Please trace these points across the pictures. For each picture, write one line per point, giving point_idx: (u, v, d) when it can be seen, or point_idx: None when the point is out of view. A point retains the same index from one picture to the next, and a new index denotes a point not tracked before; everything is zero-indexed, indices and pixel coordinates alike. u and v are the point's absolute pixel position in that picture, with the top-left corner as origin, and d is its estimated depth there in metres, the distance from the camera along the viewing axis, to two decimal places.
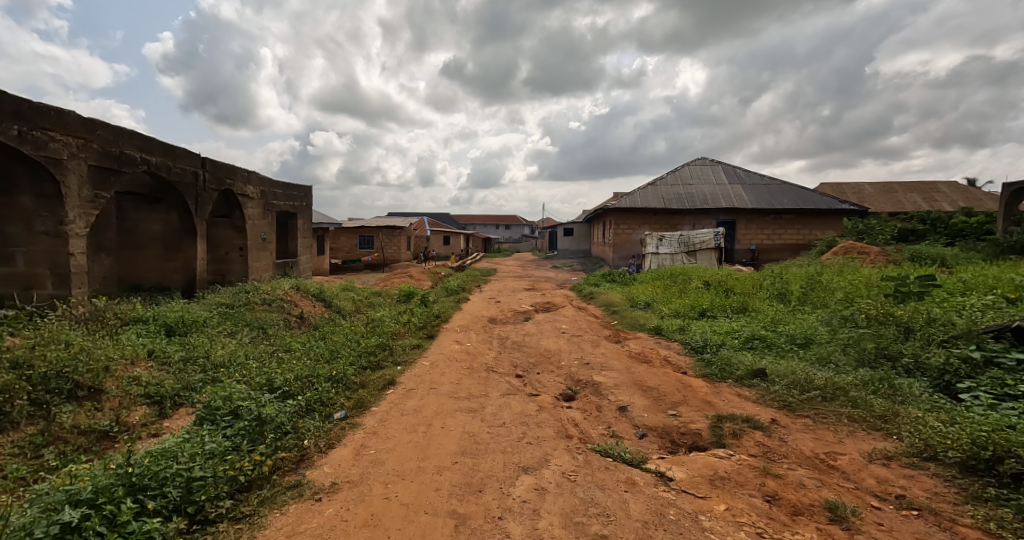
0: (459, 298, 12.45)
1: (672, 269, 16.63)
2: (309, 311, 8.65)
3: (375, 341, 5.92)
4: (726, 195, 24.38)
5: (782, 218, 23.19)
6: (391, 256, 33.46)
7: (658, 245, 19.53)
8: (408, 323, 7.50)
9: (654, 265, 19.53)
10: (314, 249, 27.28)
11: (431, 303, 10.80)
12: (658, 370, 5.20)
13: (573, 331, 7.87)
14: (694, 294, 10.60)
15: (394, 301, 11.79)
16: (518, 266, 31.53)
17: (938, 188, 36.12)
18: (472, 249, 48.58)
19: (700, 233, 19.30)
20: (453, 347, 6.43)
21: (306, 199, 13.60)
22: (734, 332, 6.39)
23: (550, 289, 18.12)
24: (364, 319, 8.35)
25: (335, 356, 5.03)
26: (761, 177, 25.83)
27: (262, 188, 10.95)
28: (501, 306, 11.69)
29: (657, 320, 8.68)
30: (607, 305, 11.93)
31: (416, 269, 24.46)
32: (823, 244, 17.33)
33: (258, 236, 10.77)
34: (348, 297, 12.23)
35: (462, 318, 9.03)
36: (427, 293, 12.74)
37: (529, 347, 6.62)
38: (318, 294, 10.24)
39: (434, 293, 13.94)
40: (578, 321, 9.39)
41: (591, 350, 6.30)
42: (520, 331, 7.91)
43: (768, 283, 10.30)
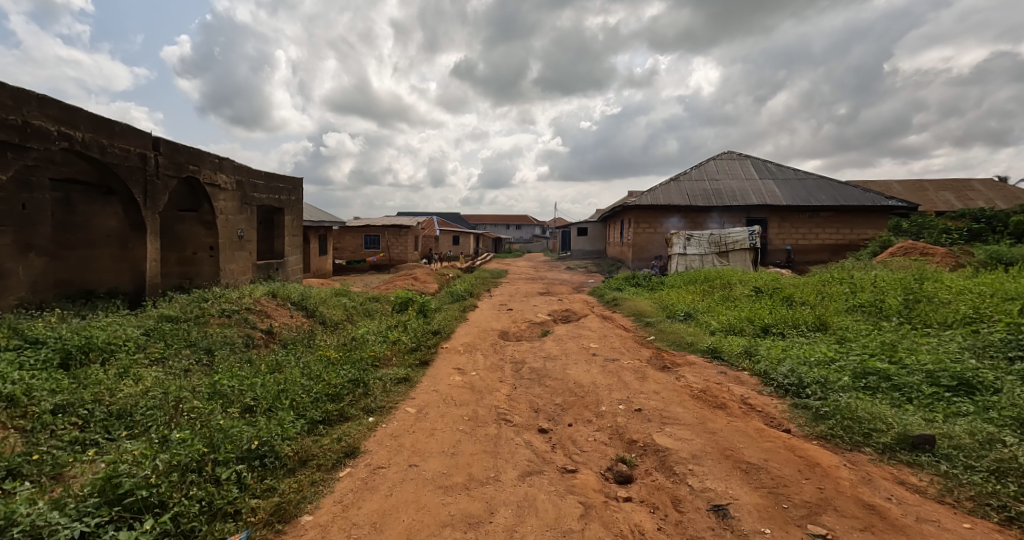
0: (466, 305, 10.91)
1: (703, 272, 14.90)
2: (285, 325, 7.24)
3: (345, 372, 4.42)
4: (757, 191, 22.51)
5: (819, 216, 21.30)
6: (397, 256, 32.18)
7: (686, 246, 17.82)
8: (397, 343, 5.98)
9: (681, 268, 17.81)
10: (316, 249, 25.97)
11: (433, 313, 9.29)
12: (741, 424, 3.60)
13: (606, 352, 6.29)
14: (745, 303, 8.89)
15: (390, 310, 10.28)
16: (531, 268, 30.00)
17: (981, 185, 33.63)
18: (483, 250, 47.17)
19: (733, 232, 17.59)
20: (451, 379, 4.88)
21: (293, 192, 12.19)
22: (831, 363, 4.72)
23: (567, 294, 16.53)
24: (345, 335, 6.88)
25: (275, 402, 3.53)
26: (795, 171, 23.87)
27: (237, 177, 9.51)
28: (515, 315, 10.12)
29: (707, 337, 7.03)
30: (637, 315, 10.27)
31: (423, 271, 23.04)
32: (874, 244, 15.46)
33: (231, 234, 9.35)
34: (339, 304, 10.81)
35: (468, 334, 7.46)
36: (429, 300, 11.23)
37: (552, 378, 5.05)
38: (299, 302, 8.77)
39: (439, 299, 12.46)
40: (609, 337, 7.75)
41: (636, 385, 4.68)
42: (540, 352, 6.33)
43: (837, 291, 8.55)
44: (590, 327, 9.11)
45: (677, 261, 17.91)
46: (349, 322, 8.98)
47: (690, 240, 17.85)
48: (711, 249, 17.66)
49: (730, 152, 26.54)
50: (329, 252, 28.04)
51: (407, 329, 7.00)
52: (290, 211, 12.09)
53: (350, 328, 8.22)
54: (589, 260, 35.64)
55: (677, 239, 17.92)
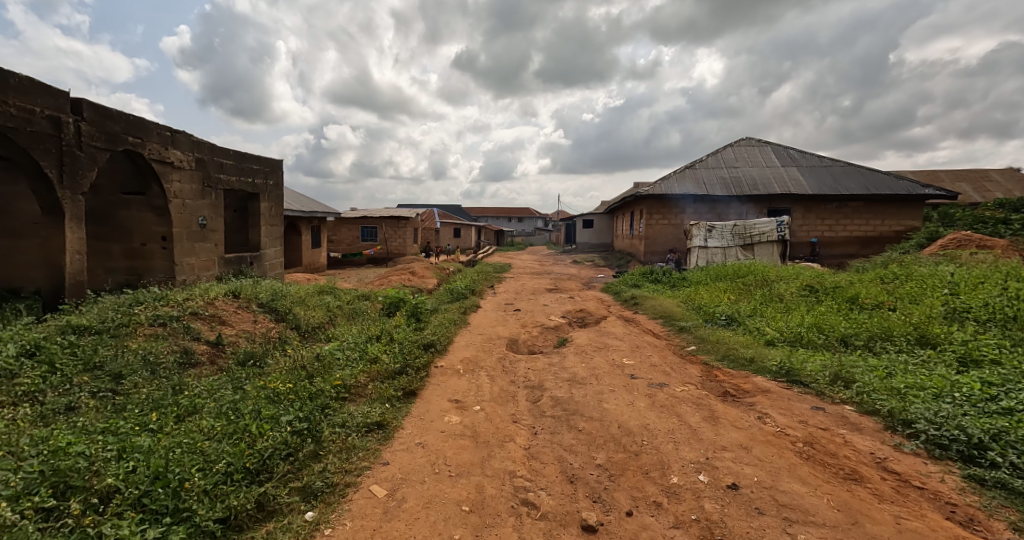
0: (467, 306, 9.52)
1: (732, 266, 13.46)
2: (245, 335, 5.92)
3: (287, 415, 3.10)
4: (779, 180, 21.03)
5: (847, 206, 19.88)
6: (395, 248, 30.91)
7: (707, 238, 16.35)
8: (375, 362, 4.62)
9: (702, 262, 16.36)
10: (308, 242, 24.62)
11: (428, 317, 7.93)
12: (916, 526, 2.21)
13: (646, 373, 4.88)
14: (800, 306, 7.45)
15: (379, 312, 8.89)
16: (535, 262, 28.63)
17: (1004, 174, 32.08)
18: (485, 243, 45.80)
19: (758, 223, 16.23)
20: (444, 421, 3.49)
21: (269, 176, 10.76)
22: (991, 401, 3.29)
23: (578, 291, 15.16)
24: (315, 348, 5.56)
25: (152, 485, 2.21)
26: (819, 158, 22.35)
27: (197, 155, 8.08)
28: (524, 318, 8.74)
29: (767, 351, 5.64)
30: (665, 318, 8.87)
31: (421, 264, 21.67)
32: (921, 236, 14.02)
33: (190, 222, 7.94)
34: (322, 305, 9.44)
35: (470, 346, 6.07)
36: (425, 299, 9.86)
37: (584, 420, 3.65)
38: (268, 303, 7.38)
39: (436, 298, 11.05)
40: (641, 348, 6.35)
41: (706, 432, 3.28)
42: (560, 372, 4.93)
43: (913, 291, 7.13)
44: (614, 332, 7.69)
45: (697, 255, 16.45)
46: (330, 328, 7.63)
47: (711, 232, 16.39)
48: (734, 241, 16.24)
49: (747, 138, 25.00)
50: (323, 245, 26.71)
51: (392, 340, 5.64)
52: (265, 197, 10.67)
53: (325, 336, 6.84)
54: (596, 254, 34.25)
55: (697, 230, 16.45)
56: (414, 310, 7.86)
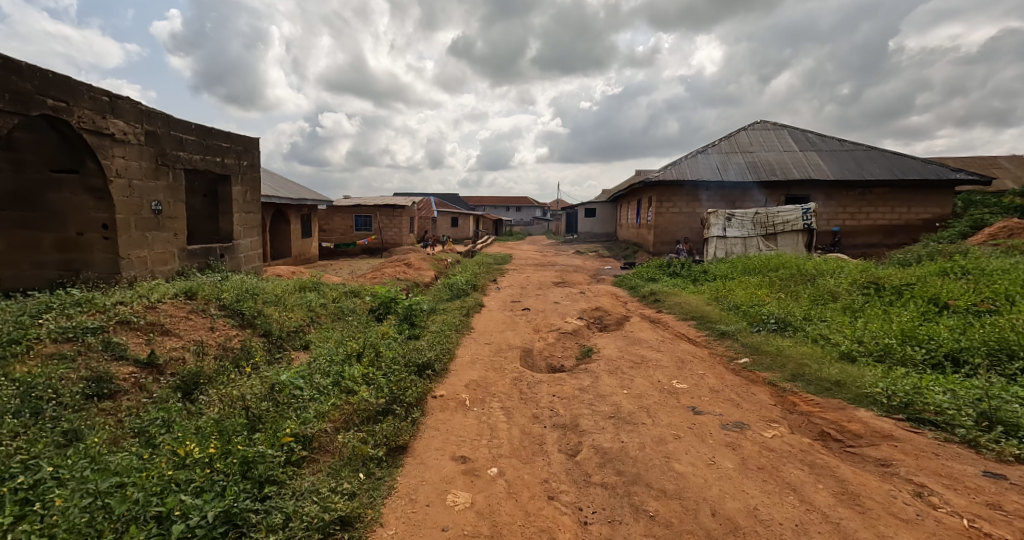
0: (470, 305, 8.37)
1: (760, 259, 12.38)
2: (195, 347, 4.74)
3: (188, 523, 1.98)
4: (799, 166, 19.98)
5: (871, 193, 18.92)
6: (391, 238, 29.76)
7: (726, 227, 15.19)
8: (351, 395, 3.46)
9: (721, 253, 15.27)
10: (298, 231, 23.35)
11: (426, 320, 6.77)
12: None
13: (712, 406, 3.71)
14: (864, 308, 6.33)
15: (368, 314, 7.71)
16: (537, 253, 27.48)
17: (1015, 160, 31.16)
18: (484, 233, 44.59)
19: (783, 211, 15.03)
20: (447, 511, 2.34)
21: (242, 156, 9.45)
22: None
23: (587, 285, 14.07)
24: (281, 369, 4.40)
25: None
26: (839, 143, 21.17)
27: (147, 127, 6.78)
28: (537, 320, 7.57)
29: (850, 368, 4.52)
30: (698, 320, 7.71)
31: (418, 255, 20.47)
32: (965, 224, 13.02)
33: (140, 207, 6.66)
34: (303, 305, 8.25)
35: (478, 363, 4.88)
36: (422, 298, 8.72)
37: (654, 497, 2.46)
38: (232, 304, 6.15)
39: (435, 296, 9.86)
40: (687, 362, 5.18)
41: (860, 536, 2.08)
42: (598, 406, 3.77)
43: (1003, 287, 6.02)
44: (645, 338, 6.55)
45: (715, 245, 15.29)
46: (308, 334, 6.53)
47: (731, 220, 15.23)
48: (756, 230, 15.11)
49: (761, 122, 23.74)
50: (315, 235, 25.42)
51: (379, 355, 4.49)
52: (238, 180, 9.38)
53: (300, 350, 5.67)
54: (599, 244, 33.11)
55: (715, 218, 15.22)
56: (407, 313, 6.68)
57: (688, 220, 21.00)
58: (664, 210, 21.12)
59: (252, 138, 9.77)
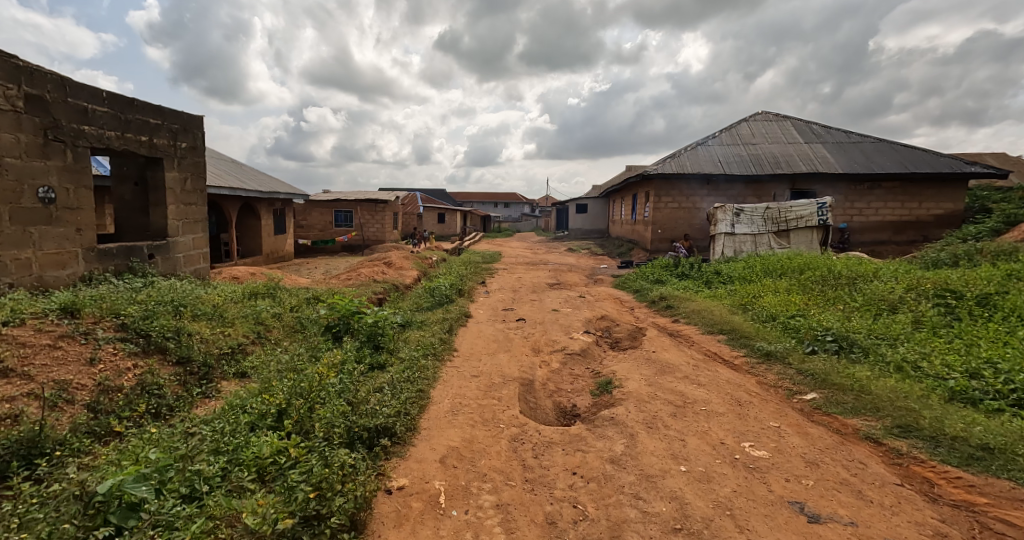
0: (455, 317, 7.02)
1: (779, 260, 11.22)
2: (46, 395, 3.36)
3: None
4: (804, 159, 18.99)
5: (880, 188, 17.97)
6: (372, 235, 28.20)
7: (735, 223, 14.27)
8: (233, 514, 2.12)
9: (729, 251, 14.31)
10: (270, 228, 21.68)
11: (397, 340, 5.35)
12: None
13: (831, 506, 2.36)
14: (946, 325, 5.09)
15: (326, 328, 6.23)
16: (528, 250, 26.16)
17: (1003, 157, 30.70)
18: (472, 229, 43.13)
19: (797, 205, 13.98)
20: None
21: (178, 136, 7.87)
22: None
23: (584, 288, 12.82)
24: (165, 429, 3.02)
25: None
26: (845, 135, 20.19)
27: (26, 90, 5.22)
28: (537, 337, 6.22)
29: (983, 418, 3.24)
30: (728, 336, 6.43)
31: (400, 254, 19.01)
32: (994, 223, 12.04)
33: (19, 193, 5.13)
34: (249, 320, 6.76)
35: (461, 415, 3.48)
36: (397, 310, 7.33)
37: None
38: (137, 321, 4.66)
39: (412, 306, 8.41)
40: (744, 403, 3.85)
41: None
42: (650, 507, 2.39)
43: None
44: (671, 360, 5.26)
45: (723, 243, 14.37)
46: (244, 360, 5.19)
47: (740, 216, 14.30)
48: (767, 226, 14.15)
49: (763, 114, 22.69)
50: (291, 231, 23.79)
51: (312, 407, 3.13)
52: (174, 165, 7.80)
53: (221, 396, 4.25)
54: (591, 241, 31.92)
55: (722, 213, 14.34)
56: (371, 331, 5.23)
57: (687, 216, 19.91)
58: (662, 206, 19.99)
59: (193, 116, 8.18)
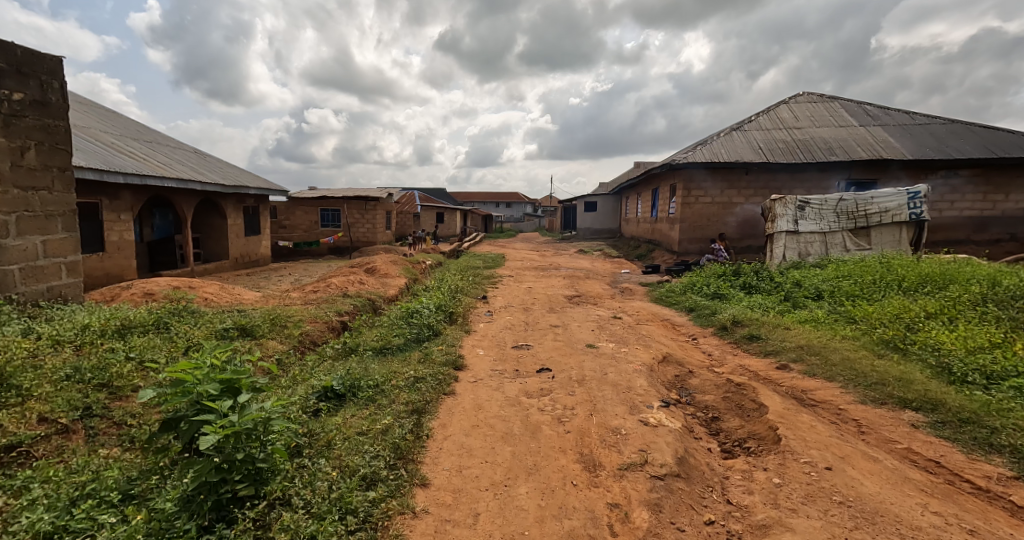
0: (438, 375, 4.26)
1: (886, 266, 8.37)
2: None
3: None
4: (863, 145, 16.16)
5: (958, 175, 15.09)
6: (362, 236, 25.51)
7: (799, 218, 11.48)
8: None
9: (791, 253, 11.54)
10: (241, 230, 18.95)
11: (294, 474, 2.45)
12: None
13: None
14: None
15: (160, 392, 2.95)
16: (534, 253, 23.36)
17: None
18: (474, 230, 40.35)
19: (881, 195, 11.16)
20: None
21: (1, 81, 5.04)
22: None
23: (613, 304, 10.03)
24: None
25: None
26: (908, 117, 17.32)
27: None
28: (582, 428, 3.37)
29: None
30: (933, 418, 3.49)
31: (389, 258, 16.22)
32: None
33: None
34: (77, 384, 3.91)
35: None
36: (344, 367, 4.58)
37: None
38: None
39: (374, 351, 5.56)
40: None
41: None
42: None
43: None
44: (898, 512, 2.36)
45: (784, 243, 11.57)
46: None
47: (805, 209, 11.51)
48: (841, 223, 11.38)
49: (805, 97, 19.94)
50: (268, 232, 21.08)
51: None
52: None
53: None
54: (602, 243, 29.12)
55: (783, 207, 11.52)
56: (202, 468, 2.11)
57: (721, 213, 17.08)
58: (692, 201, 17.18)
59: (33, 52, 5.36)
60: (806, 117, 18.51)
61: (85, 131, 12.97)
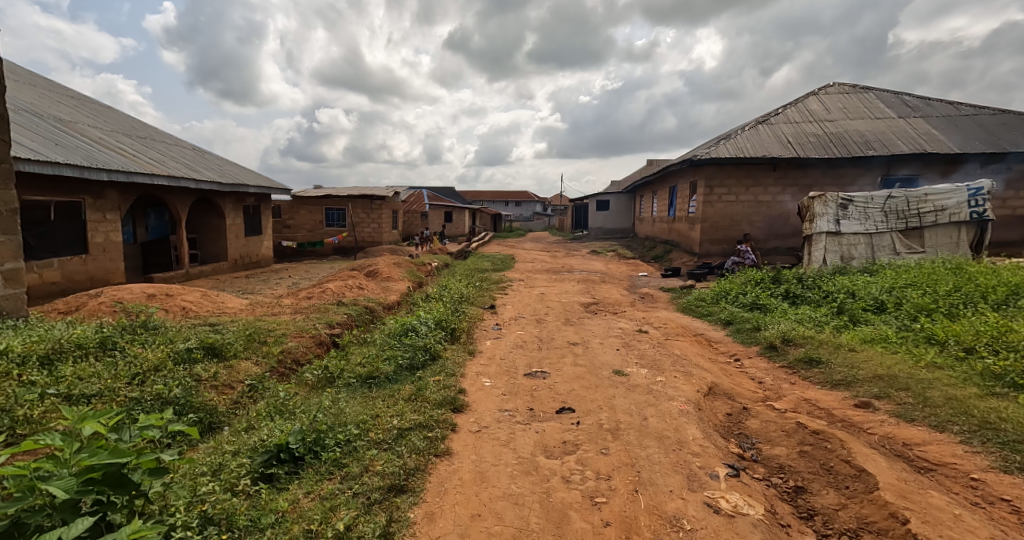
0: (433, 423, 3.34)
1: (958, 273, 7.24)
2: None
3: None
4: (903, 138, 14.91)
5: (1011, 171, 13.82)
6: (368, 236, 24.78)
7: (841, 218, 10.33)
8: None
9: (832, 256, 10.43)
10: (241, 230, 18.25)
11: None
12: None
13: None
14: None
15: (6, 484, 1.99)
16: (545, 254, 22.38)
17: None
18: (483, 229, 39.44)
19: (936, 192, 9.99)
20: None
21: None
22: None
23: (636, 314, 9.04)
24: None
25: None
26: (951, 108, 16.02)
27: None
28: (626, 518, 2.43)
29: None
30: None
31: (392, 259, 15.39)
32: None
33: None
34: None
35: None
36: (315, 409, 3.64)
37: None
38: None
39: (358, 380, 4.61)
40: None
41: None
42: None
43: None
44: None
45: (825, 245, 10.44)
46: None
47: (848, 208, 10.38)
48: (889, 223, 10.24)
49: (836, 88, 18.69)
50: (270, 232, 20.36)
51: None
52: None
53: None
54: (615, 243, 28.02)
55: (823, 205, 10.42)
56: None
57: (747, 213, 15.91)
58: (715, 199, 16.04)
59: None
60: (838, 109, 17.27)
61: (70, 125, 12.20)
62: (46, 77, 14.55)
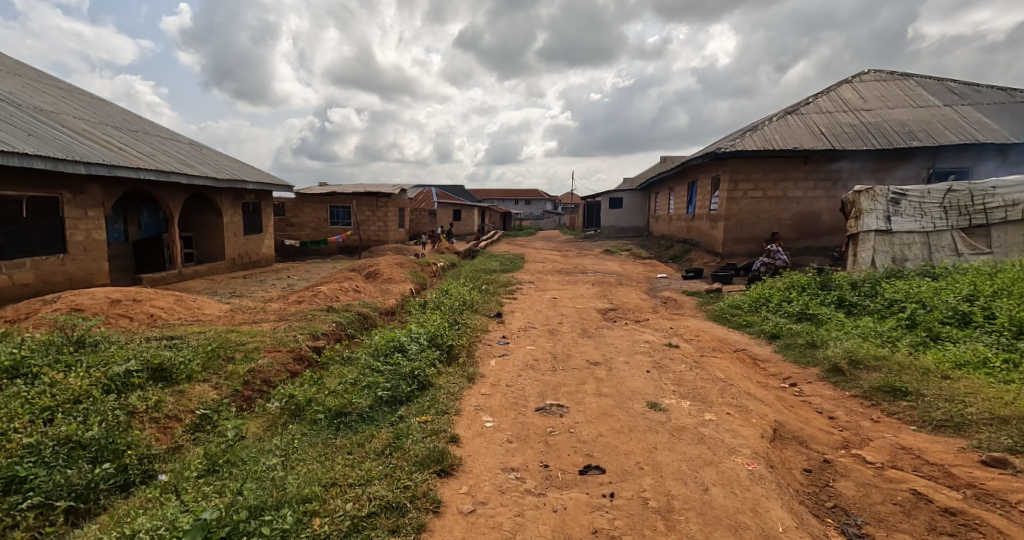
0: (409, 502, 2.36)
1: None
2: None
3: None
4: (952, 127, 13.60)
5: None
6: (374, 234, 23.99)
7: (892, 215, 9.16)
8: None
9: (882, 258, 9.24)
10: (240, 228, 17.51)
11: None
12: None
13: None
14: None
15: None
16: (557, 254, 21.32)
17: None
18: (492, 228, 38.50)
19: (1006, 185, 8.76)
20: None
21: None
22: None
23: (662, 322, 7.98)
24: None
25: None
26: (1002, 95, 14.67)
27: None
28: None
29: None
30: None
31: (395, 259, 14.53)
32: None
33: None
34: None
35: None
36: (251, 472, 2.66)
37: None
38: None
39: (325, 418, 3.63)
40: None
41: None
42: None
43: None
44: None
45: (873, 245, 9.26)
46: None
47: (900, 204, 9.20)
48: (949, 220, 9.03)
49: (871, 75, 17.34)
50: (271, 230, 19.60)
51: None
52: None
53: None
54: (629, 242, 26.86)
55: (871, 201, 9.28)
56: None
57: (776, 210, 14.70)
58: (740, 195, 14.83)
59: None
60: (875, 97, 15.95)
61: (51, 116, 11.45)
62: (33, 68, 13.88)
